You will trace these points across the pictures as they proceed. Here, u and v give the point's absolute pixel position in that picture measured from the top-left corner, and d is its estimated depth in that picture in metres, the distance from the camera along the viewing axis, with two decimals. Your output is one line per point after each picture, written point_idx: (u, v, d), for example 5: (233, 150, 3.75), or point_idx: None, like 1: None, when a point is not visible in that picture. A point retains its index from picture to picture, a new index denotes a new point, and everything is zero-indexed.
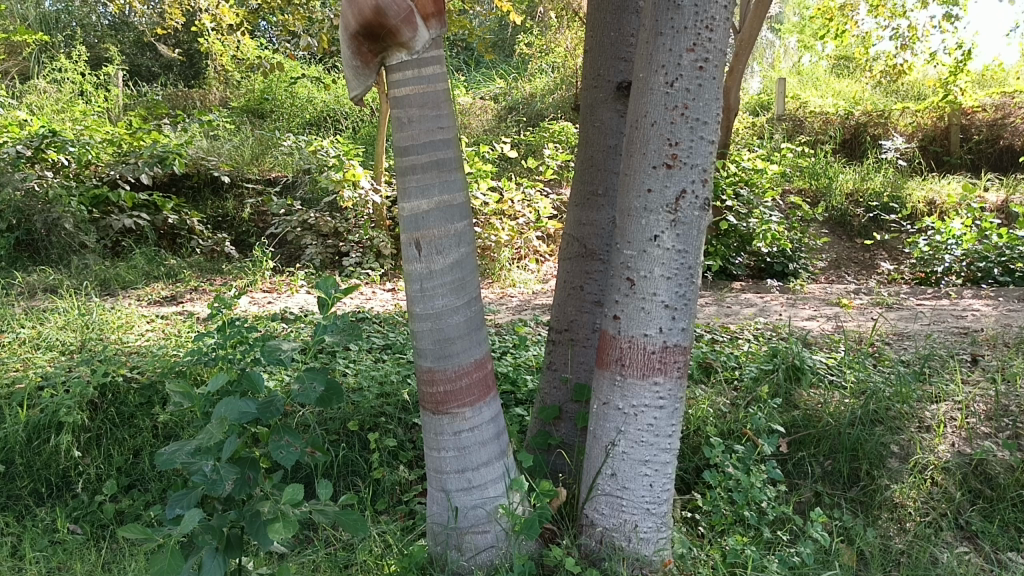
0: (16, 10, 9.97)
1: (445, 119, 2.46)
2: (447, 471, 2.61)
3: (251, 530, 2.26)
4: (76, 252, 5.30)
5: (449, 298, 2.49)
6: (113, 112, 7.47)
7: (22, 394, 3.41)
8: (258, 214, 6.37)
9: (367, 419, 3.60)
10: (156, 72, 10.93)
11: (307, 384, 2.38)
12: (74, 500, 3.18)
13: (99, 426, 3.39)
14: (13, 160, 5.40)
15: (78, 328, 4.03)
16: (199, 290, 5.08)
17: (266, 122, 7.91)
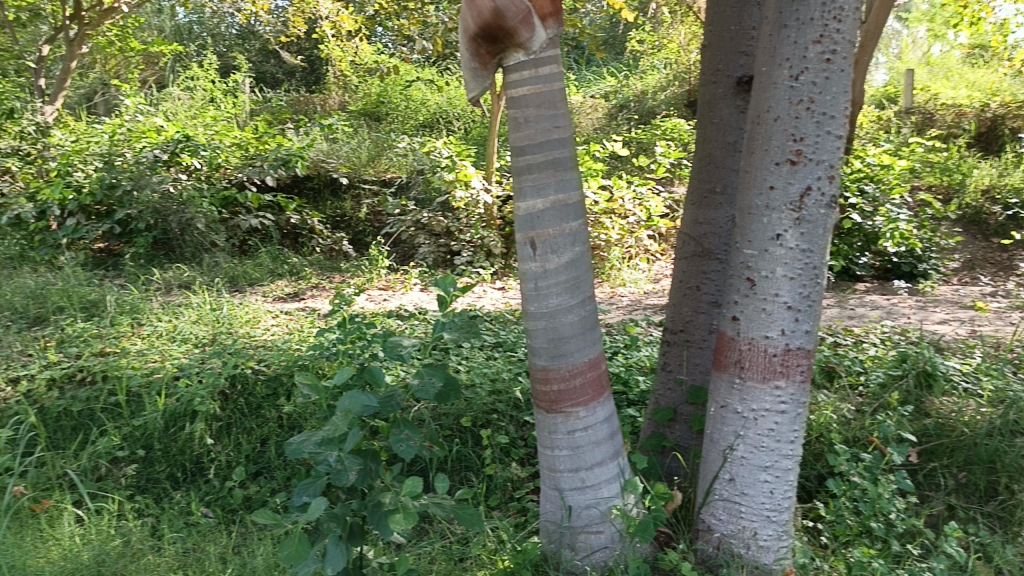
0: (153, 23, 10.62)
1: (562, 119, 2.47)
2: (561, 470, 2.62)
3: (373, 520, 2.35)
4: (207, 251, 5.61)
5: (563, 297, 2.49)
6: (240, 117, 7.82)
7: (160, 383, 3.59)
8: (374, 214, 6.57)
9: (479, 415, 3.64)
10: (280, 78, 11.41)
11: (426, 379, 2.44)
12: (206, 486, 3.36)
13: (229, 416, 3.57)
14: (150, 164, 5.75)
15: (209, 323, 4.25)
16: (319, 287, 5.28)
17: (382, 124, 8.13)
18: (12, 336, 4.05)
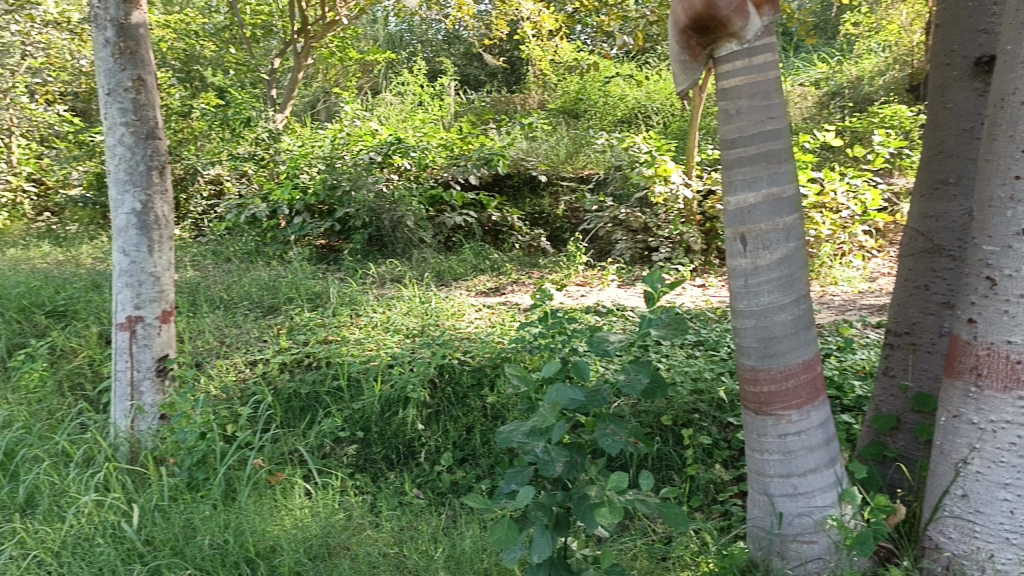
0: (369, 33, 11.36)
1: (776, 109, 2.36)
2: (771, 475, 2.53)
3: (578, 512, 2.38)
4: (416, 247, 5.96)
5: (775, 295, 2.39)
6: (446, 119, 8.17)
7: (376, 369, 3.84)
8: (572, 211, 6.68)
9: (680, 414, 3.57)
10: (483, 79, 11.82)
11: (632, 375, 2.43)
12: (418, 468, 3.54)
13: (438, 403, 3.74)
14: (366, 166, 6.15)
15: (419, 315, 4.48)
16: (520, 282, 5.42)
17: (581, 121, 8.21)
18: (251, 323, 4.49)
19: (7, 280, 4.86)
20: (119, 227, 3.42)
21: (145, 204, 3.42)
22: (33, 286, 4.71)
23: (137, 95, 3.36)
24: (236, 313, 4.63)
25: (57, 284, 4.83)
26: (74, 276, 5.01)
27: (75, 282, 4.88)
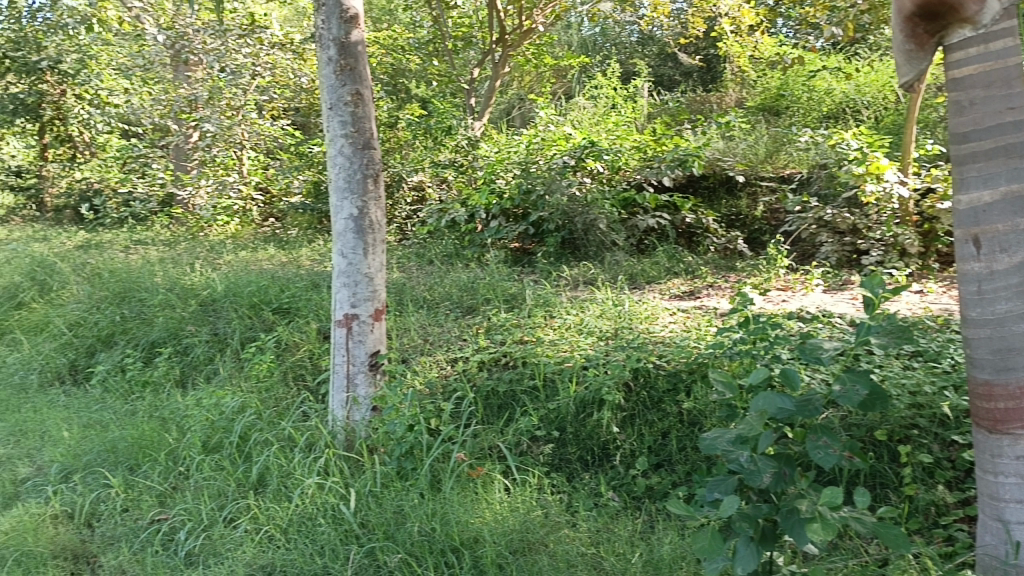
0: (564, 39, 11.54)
1: (1019, 98, 2.14)
2: (1005, 500, 2.30)
3: (786, 526, 2.27)
4: (609, 249, 5.97)
5: (1014, 303, 2.17)
6: (640, 121, 8.09)
7: (571, 370, 3.83)
8: (772, 211, 6.49)
9: (896, 429, 3.31)
10: (677, 79, 11.68)
11: (849, 386, 2.30)
12: (613, 470, 3.53)
13: (633, 407, 3.68)
14: (560, 170, 6.20)
15: (612, 317, 4.46)
16: (716, 286, 5.29)
17: (782, 119, 7.87)
18: (452, 323, 4.69)
19: (241, 279, 5.38)
20: (339, 231, 3.69)
21: (361, 210, 3.66)
22: (262, 285, 5.18)
23: (356, 109, 3.61)
24: (438, 313, 4.86)
25: (282, 283, 5.28)
26: (296, 277, 5.45)
27: (297, 282, 5.32)
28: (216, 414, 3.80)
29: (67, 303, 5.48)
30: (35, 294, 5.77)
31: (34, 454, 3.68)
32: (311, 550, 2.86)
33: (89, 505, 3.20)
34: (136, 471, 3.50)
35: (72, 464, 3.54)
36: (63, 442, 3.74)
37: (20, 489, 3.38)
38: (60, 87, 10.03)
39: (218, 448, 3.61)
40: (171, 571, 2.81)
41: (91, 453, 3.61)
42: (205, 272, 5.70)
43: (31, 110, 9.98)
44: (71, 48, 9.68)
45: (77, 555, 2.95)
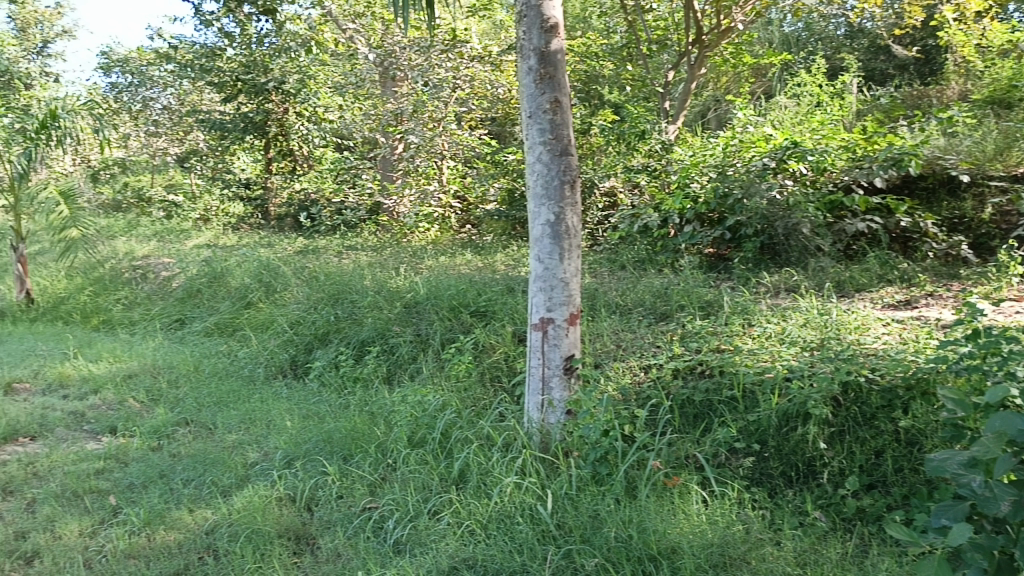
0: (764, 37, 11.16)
1: None
2: None
3: None
4: (813, 255, 5.67)
5: None
6: (848, 119, 7.61)
7: (773, 382, 3.63)
8: (1001, 212, 5.92)
9: None
10: (890, 73, 10.97)
11: None
12: (819, 489, 3.33)
13: (842, 423, 3.47)
14: (759, 172, 5.95)
15: (817, 327, 4.22)
16: (935, 295, 4.88)
17: (1015, 111, 7.14)
18: (645, 329, 4.65)
19: (442, 283, 5.63)
20: (536, 236, 3.70)
21: (558, 216, 3.64)
22: (461, 288, 5.39)
23: (554, 116, 3.59)
24: (631, 318, 4.84)
25: (479, 287, 5.46)
26: (492, 281, 5.63)
27: (493, 286, 5.48)
28: (420, 411, 4.00)
29: (288, 304, 5.99)
30: (261, 294, 6.36)
31: (262, 440, 4.04)
32: (510, 547, 2.92)
33: (308, 490, 3.46)
34: (349, 460, 3.74)
35: (294, 451, 3.84)
36: (286, 430, 4.09)
37: (250, 471, 3.70)
38: (283, 106, 11.01)
39: (423, 443, 3.80)
40: (382, 557, 2.97)
41: (310, 442, 3.91)
42: (408, 275, 6.03)
43: (258, 128, 11.02)
44: (293, 68, 10.56)
45: (298, 536, 3.17)
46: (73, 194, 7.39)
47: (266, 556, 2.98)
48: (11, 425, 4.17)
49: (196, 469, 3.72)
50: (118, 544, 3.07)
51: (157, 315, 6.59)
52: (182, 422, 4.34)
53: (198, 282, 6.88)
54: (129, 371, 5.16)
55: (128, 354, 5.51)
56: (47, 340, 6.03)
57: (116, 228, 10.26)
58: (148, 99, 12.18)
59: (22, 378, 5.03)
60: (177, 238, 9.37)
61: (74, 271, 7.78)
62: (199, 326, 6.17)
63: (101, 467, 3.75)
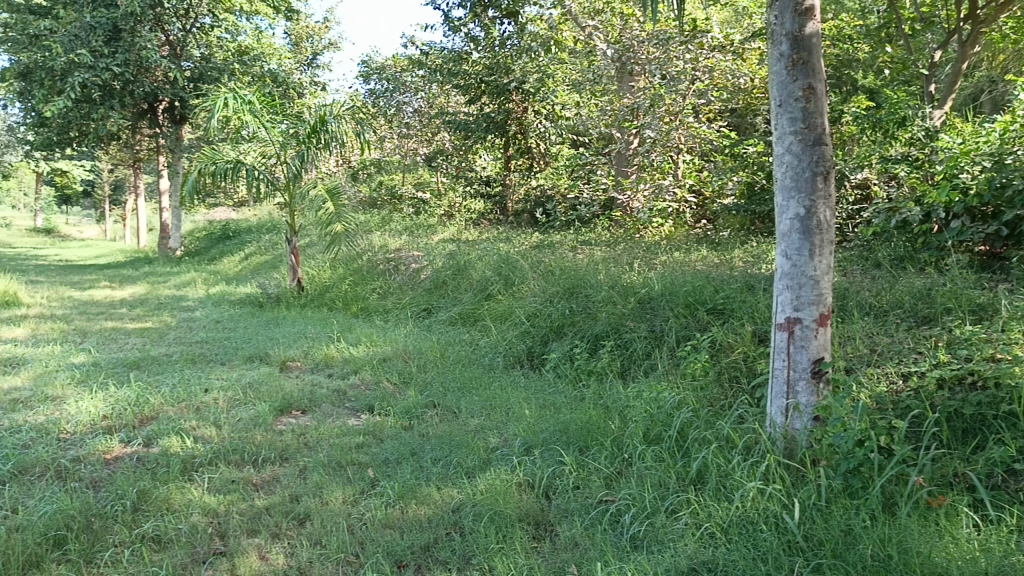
0: None
1: None
2: None
3: None
4: None
5: None
6: None
7: None
8: None
9: None
10: None
11: None
12: None
13: None
14: None
15: None
16: None
17: None
18: (904, 333, 4.27)
19: (678, 279, 5.54)
20: (784, 232, 3.45)
21: (809, 209, 3.35)
22: (698, 285, 5.27)
23: (808, 104, 3.32)
24: (887, 321, 4.49)
25: (716, 284, 5.31)
26: (731, 278, 5.45)
27: (732, 283, 5.30)
28: (656, 408, 3.96)
29: (526, 297, 6.19)
30: (501, 287, 6.64)
31: (502, 426, 4.21)
32: (753, 553, 2.79)
33: (547, 478, 3.54)
34: (585, 452, 3.79)
35: (532, 439, 3.96)
36: (525, 419, 4.24)
37: (492, 456, 3.86)
38: (523, 105, 11.25)
39: (659, 440, 3.75)
40: (619, 551, 2.96)
41: (547, 431, 4.02)
42: (642, 271, 6.02)
43: (499, 127, 11.47)
44: (533, 68, 10.67)
45: (537, 522, 3.25)
46: (338, 192, 8.13)
47: (508, 538, 3.09)
48: (287, 399, 4.67)
49: (443, 450, 3.94)
50: (375, 513, 3.32)
51: (408, 304, 7.10)
52: (430, 405, 4.63)
53: (444, 274, 7.31)
54: (384, 355, 5.59)
55: (383, 339, 5.98)
56: (315, 323, 6.71)
57: (372, 223, 11.18)
58: (401, 103, 13.73)
59: (296, 357, 5.62)
60: (424, 232, 10.02)
61: (338, 262, 8.58)
62: (444, 315, 6.60)
63: (361, 442, 4.10)
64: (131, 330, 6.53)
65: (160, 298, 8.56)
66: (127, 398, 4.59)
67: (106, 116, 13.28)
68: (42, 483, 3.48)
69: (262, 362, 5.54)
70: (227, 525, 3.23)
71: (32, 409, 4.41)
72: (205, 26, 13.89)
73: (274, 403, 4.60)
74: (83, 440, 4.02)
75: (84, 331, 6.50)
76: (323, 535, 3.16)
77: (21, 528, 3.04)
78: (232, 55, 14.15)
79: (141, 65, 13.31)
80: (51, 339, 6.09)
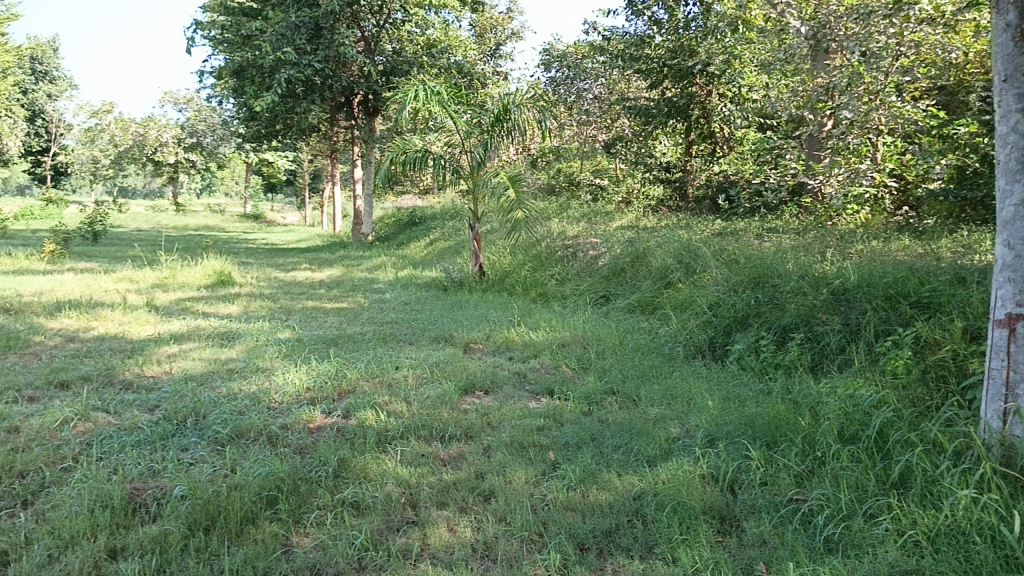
0: None
1: None
2: None
3: None
4: None
5: None
6: None
7: None
8: None
9: None
10: None
11: None
12: None
13: None
14: None
15: None
16: None
17: None
18: None
19: (876, 270, 5.19)
20: (1007, 219, 3.14)
21: None
22: (900, 276, 4.92)
23: None
24: None
25: (921, 275, 4.93)
26: (937, 269, 5.04)
27: (939, 275, 4.90)
28: (852, 406, 3.74)
29: (708, 286, 6.03)
30: (681, 275, 6.52)
31: (684, 417, 4.14)
32: (964, 566, 2.57)
33: (732, 472, 3.44)
34: (773, 448, 3.65)
35: (716, 431, 3.86)
36: (708, 410, 4.15)
37: (673, 446, 3.80)
38: (707, 88, 11.12)
39: (854, 439, 3.54)
40: (811, 552, 2.83)
41: (732, 424, 3.91)
42: (836, 260, 5.70)
43: (682, 111, 11.38)
44: (720, 50, 10.46)
45: (722, 516, 3.16)
46: (520, 179, 8.27)
47: (692, 530, 3.02)
48: (470, 379, 4.83)
49: (623, 437, 3.92)
50: (558, 495, 3.36)
51: (586, 291, 7.14)
52: (609, 391, 4.63)
53: (622, 261, 7.28)
54: (562, 340, 5.65)
55: (562, 325, 6.05)
56: (496, 307, 6.89)
57: (550, 210, 11.33)
58: (582, 90, 14.00)
59: (479, 339, 5.79)
60: (602, 219, 10.00)
61: (518, 248, 8.78)
62: (623, 302, 6.59)
63: (543, 424, 4.17)
64: (329, 310, 7.00)
65: (354, 280, 9.11)
66: (327, 372, 4.93)
67: (308, 109, 14.24)
68: (256, 447, 3.79)
69: (447, 343, 5.75)
70: (418, 496, 3.40)
71: (246, 379, 4.83)
72: (397, 22, 14.51)
73: (460, 383, 4.78)
74: (290, 409, 4.35)
75: (288, 308, 7.04)
76: (508, 512, 3.24)
77: (239, 486, 3.32)
78: (422, 48, 14.73)
79: (339, 60, 14.13)
80: (261, 316, 6.63)
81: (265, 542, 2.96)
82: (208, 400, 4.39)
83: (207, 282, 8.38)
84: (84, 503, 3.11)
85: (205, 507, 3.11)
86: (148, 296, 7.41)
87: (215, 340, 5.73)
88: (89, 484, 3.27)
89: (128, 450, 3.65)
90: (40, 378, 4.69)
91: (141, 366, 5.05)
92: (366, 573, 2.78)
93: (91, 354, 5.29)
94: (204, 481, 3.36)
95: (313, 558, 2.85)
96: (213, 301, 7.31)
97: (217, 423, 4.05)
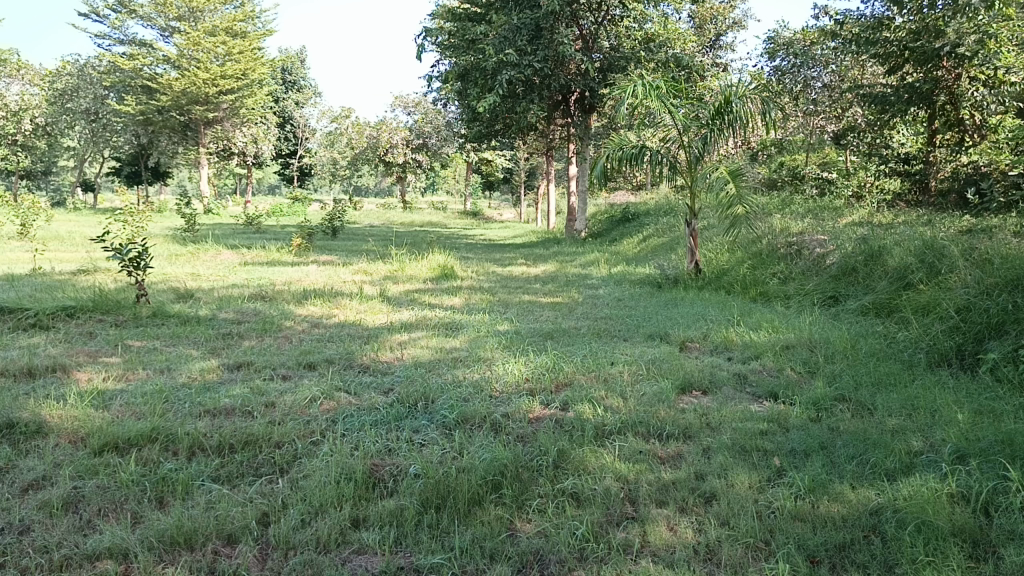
0: None
1: None
2: None
3: None
4: None
5: None
6: None
7: None
8: None
9: None
10: None
11: None
12: None
13: None
14: None
15: None
16: None
17: None
18: None
19: None
20: None
21: None
22: None
23: None
24: None
25: None
26: None
27: None
28: None
29: (955, 288, 5.49)
30: (924, 276, 6.01)
31: (928, 430, 3.80)
32: None
33: (986, 493, 3.11)
34: None
35: (967, 448, 3.51)
36: (957, 424, 3.79)
37: (916, 460, 3.50)
38: (956, 71, 10.14)
39: None
40: None
41: (986, 441, 3.54)
42: None
43: (925, 97, 10.55)
44: (971, 28, 9.43)
45: (975, 540, 2.86)
46: (740, 173, 8.01)
47: (940, 552, 2.76)
48: (688, 378, 4.75)
49: (857, 447, 3.67)
50: (785, 503, 3.21)
51: (811, 291, 6.79)
52: (839, 398, 4.36)
53: (854, 260, 6.82)
54: (787, 342, 5.40)
55: (785, 326, 5.79)
56: (713, 306, 6.72)
57: (772, 206, 10.90)
58: (809, 79, 13.90)
59: (695, 338, 5.68)
60: (831, 215, 9.45)
61: (737, 246, 8.53)
62: (854, 304, 6.20)
63: (766, 429, 4.00)
64: (545, 304, 7.16)
65: (568, 275, 9.26)
66: (545, 364, 5.06)
67: (527, 109, 14.67)
68: (481, 433, 3.95)
69: (662, 341, 5.69)
70: (637, 492, 3.38)
71: (470, 368, 5.06)
72: (615, 18, 14.57)
73: (678, 381, 4.71)
74: (511, 399, 4.50)
75: (506, 302, 7.28)
76: (731, 516, 3.13)
77: (466, 469, 3.47)
78: (640, 43, 14.61)
79: (558, 59, 14.36)
80: (482, 308, 6.92)
81: (491, 524, 3.07)
82: (438, 386, 4.64)
83: (432, 276, 8.86)
84: (332, 474, 3.39)
85: (436, 486, 3.28)
86: (381, 287, 7.96)
87: (441, 330, 6.06)
88: (335, 457, 3.57)
89: (367, 429, 3.94)
90: (292, 359, 5.19)
91: (376, 351, 5.44)
92: (588, 564, 2.81)
93: (333, 339, 5.77)
94: (435, 462, 3.56)
95: (537, 545, 2.92)
96: (438, 293, 7.73)
97: (445, 408, 4.27)
